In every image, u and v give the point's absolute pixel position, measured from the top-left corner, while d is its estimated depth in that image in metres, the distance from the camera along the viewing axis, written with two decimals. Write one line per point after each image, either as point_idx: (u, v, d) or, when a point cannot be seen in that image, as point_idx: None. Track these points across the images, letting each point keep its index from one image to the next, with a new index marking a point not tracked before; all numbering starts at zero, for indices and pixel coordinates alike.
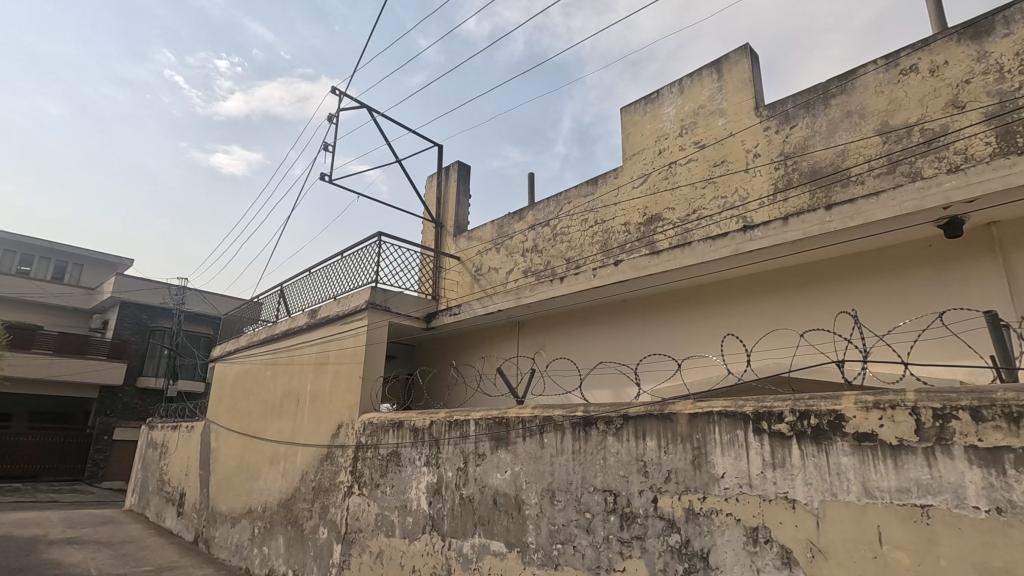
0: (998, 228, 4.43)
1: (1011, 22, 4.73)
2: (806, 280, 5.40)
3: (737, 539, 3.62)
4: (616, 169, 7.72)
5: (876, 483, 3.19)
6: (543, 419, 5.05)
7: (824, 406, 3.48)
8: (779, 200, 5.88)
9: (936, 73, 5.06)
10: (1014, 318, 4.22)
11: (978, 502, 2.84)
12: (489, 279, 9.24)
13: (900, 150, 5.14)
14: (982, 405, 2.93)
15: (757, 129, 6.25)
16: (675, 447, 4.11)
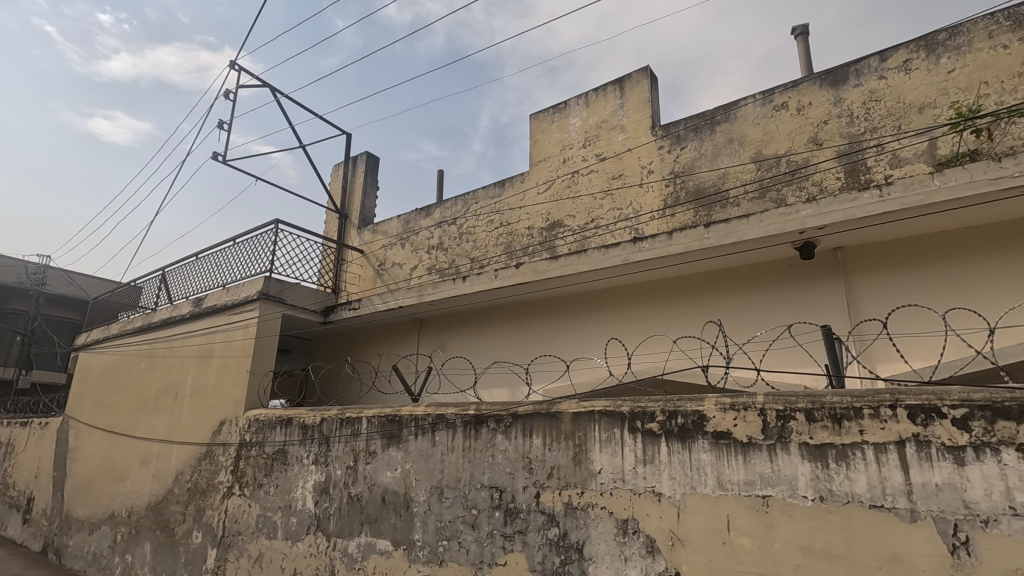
0: (842, 253, 5.07)
1: (861, 74, 5.44)
2: (685, 291, 5.85)
3: (609, 531, 3.89)
4: (523, 173, 7.92)
5: (729, 477, 3.55)
6: (435, 417, 5.09)
7: (690, 407, 3.81)
8: (667, 215, 6.34)
9: (802, 112, 5.70)
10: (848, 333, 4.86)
11: (807, 492, 3.27)
12: (392, 275, 9.12)
13: (769, 178, 5.73)
14: (814, 407, 3.37)
15: (652, 147, 6.69)
16: (558, 445, 4.31)
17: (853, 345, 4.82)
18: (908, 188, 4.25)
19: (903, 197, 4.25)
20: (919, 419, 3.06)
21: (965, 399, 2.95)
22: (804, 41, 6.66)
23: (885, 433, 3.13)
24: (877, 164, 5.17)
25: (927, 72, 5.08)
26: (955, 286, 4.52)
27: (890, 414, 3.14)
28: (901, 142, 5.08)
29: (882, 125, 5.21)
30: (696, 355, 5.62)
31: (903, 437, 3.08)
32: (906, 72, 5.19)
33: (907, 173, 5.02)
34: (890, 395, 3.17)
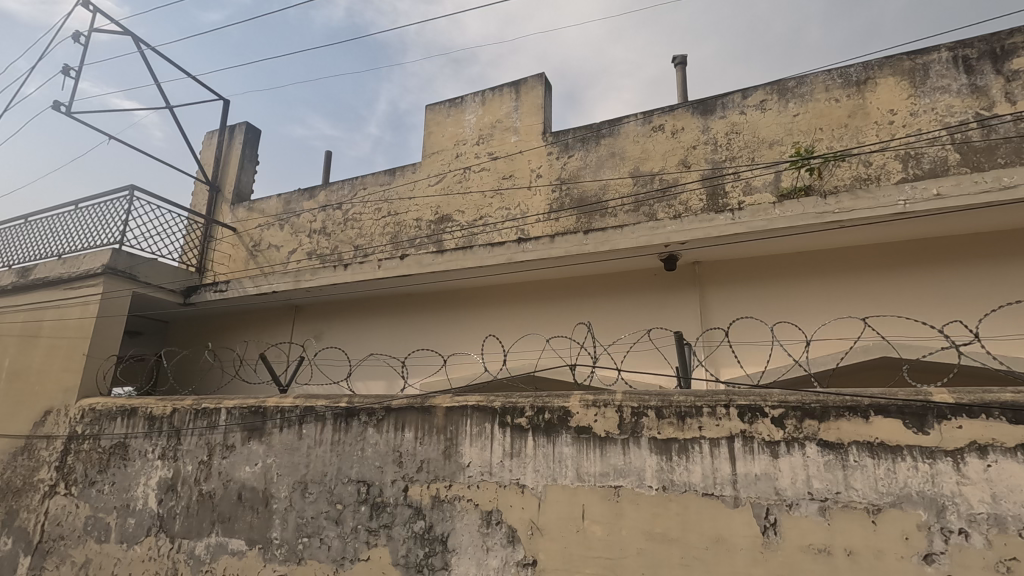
0: (700, 267, 5.60)
1: (726, 107, 6.05)
2: (563, 293, 6.14)
3: (473, 522, 3.98)
4: (415, 164, 7.81)
5: (587, 469, 3.79)
6: (303, 409, 4.86)
7: (556, 404, 4.02)
8: (551, 219, 6.61)
9: (676, 135, 6.23)
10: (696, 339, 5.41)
11: (652, 482, 3.60)
12: (267, 257, 8.55)
13: (643, 193, 6.19)
14: (664, 405, 3.71)
15: (542, 152, 6.93)
16: (430, 438, 4.33)
17: (702, 350, 5.37)
18: (755, 213, 4.83)
19: (751, 222, 4.82)
20: (746, 417, 3.49)
21: (782, 401, 3.42)
22: (682, 70, 7.28)
23: (719, 429, 3.54)
24: (733, 190, 5.79)
25: (777, 113, 5.78)
26: (786, 303, 5.20)
27: (724, 412, 3.55)
28: (753, 172, 5.74)
29: (740, 156, 5.85)
30: (565, 354, 5.92)
31: (733, 433, 3.50)
32: (761, 111, 5.86)
33: (756, 201, 5.69)
34: (726, 395, 3.58)
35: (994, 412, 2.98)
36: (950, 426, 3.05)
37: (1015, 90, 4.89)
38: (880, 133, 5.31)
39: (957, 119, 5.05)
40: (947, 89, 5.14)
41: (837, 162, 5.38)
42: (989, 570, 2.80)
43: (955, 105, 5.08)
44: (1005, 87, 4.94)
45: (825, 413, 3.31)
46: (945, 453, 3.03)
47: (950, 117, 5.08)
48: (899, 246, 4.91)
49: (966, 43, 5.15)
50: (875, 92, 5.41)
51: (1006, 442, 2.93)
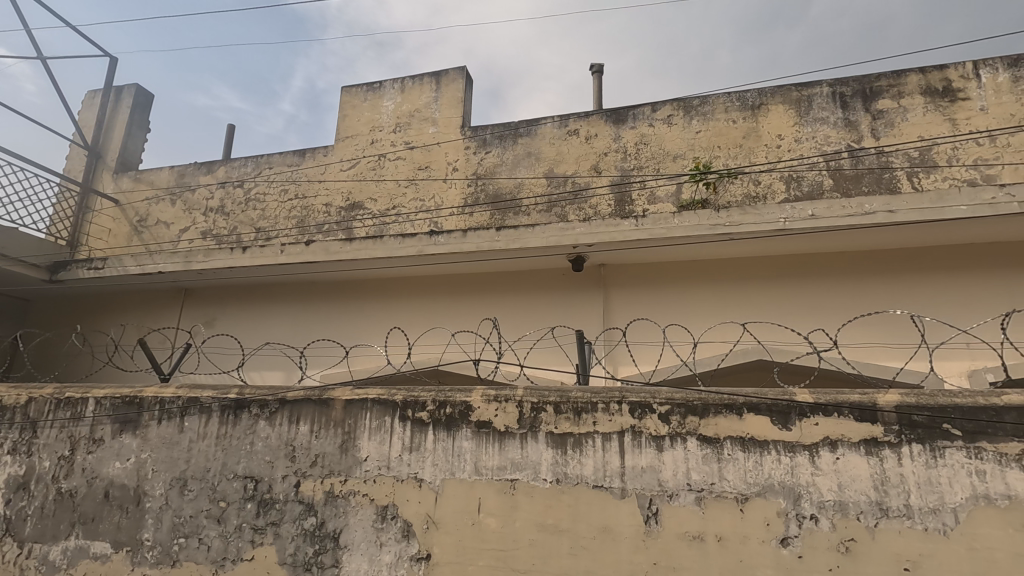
0: (605, 269, 5.83)
1: (636, 118, 6.34)
2: (473, 288, 6.15)
3: (367, 518, 3.90)
4: (327, 146, 7.48)
5: (485, 463, 3.84)
6: (186, 400, 4.51)
7: (458, 398, 4.03)
8: (465, 214, 6.61)
9: (589, 141, 6.44)
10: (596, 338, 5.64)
11: (547, 475, 3.71)
12: (154, 234, 7.85)
13: (556, 194, 6.36)
14: (562, 401, 3.84)
15: (460, 146, 6.90)
16: (326, 432, 4.18)
17: (600, 349, 5.61)
18: (656, 221, 5.13)
19: (652, 228, 5.11)
20: (637, 413, 3.69)
21: (669, 398, 3.65)
22: (599, 78, 7.53)
23: (611, 424, 3.72)
24: (639, 198, 6.09)
25: (682, 128, 6.15)
26: (680, 307, 5.55)
27: (617, 408, 3.73)
28: (658, 182, 6.06)
29: (647, 166, 6.16)
30: (469, 348, 5.95)
31: (624, 428, 3.69)
32: (668, 125, 6.20)
33: (658, 209, 6.02)
34: (619, 392, 3.77)
35: (844, 411, 3.37)
36: (808, 423, 3.41)
37: (879, 128, 5.54)
38: (769, 155, 5.80)
39: (832, 148, 5.63)
40: (826, 121, 5.72)
41: (731, 179, 5.83)
42: (832, 550, 3.17)
43: (832, 136, 5.66)
44: (871, 124, 5.57)
45: (706, 410, 3.58)
46: (803, 447, 3.37)
47: (827, 146, 5.65)
48: (779, 260, 5.40)
49: (843, 81, 5.76)
50: (767, 117, 5.90)
51: (853, 437, 3.32)
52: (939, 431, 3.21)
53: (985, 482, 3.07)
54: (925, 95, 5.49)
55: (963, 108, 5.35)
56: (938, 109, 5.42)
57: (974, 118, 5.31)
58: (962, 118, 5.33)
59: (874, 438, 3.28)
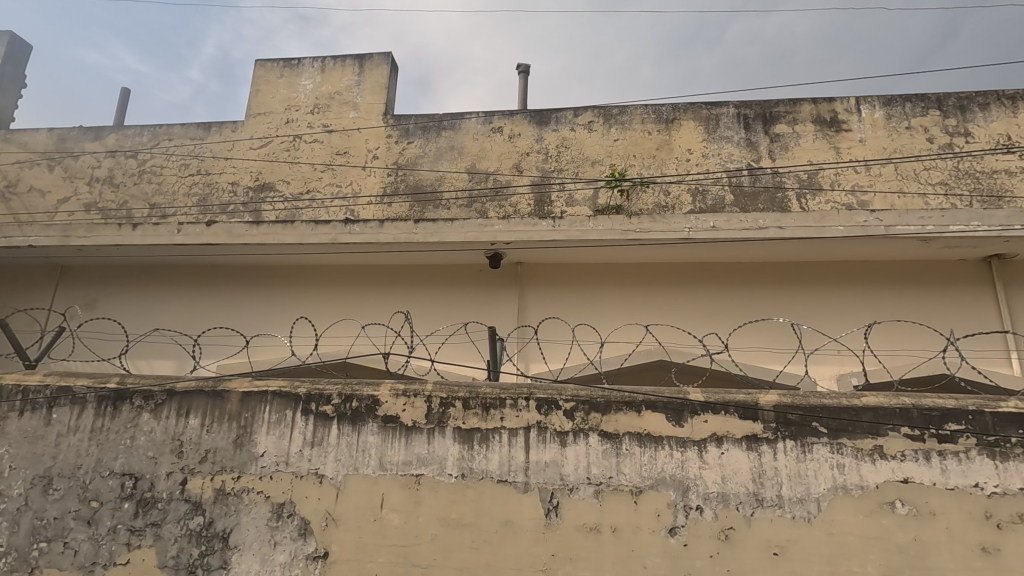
0: (522, 267, 5.91)
1: (559, 122, 6.48)
2: (387, 280, 6.03)
3: (261, 516, 3.71)
4: (236, 121, 7.01)
5: (390, 458, 3.78)
6: (56, 390, 4.08)
7: (365, 392, 3.94)
8: (384, 203, 6.47)
9: (512, 139, 6.50)
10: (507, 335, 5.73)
11: (452, 470, 3.71)
12: (26, 203, 6.99)
13: (477, 190, 6.37)
14: (471, 396, 3.86)
15: (381, 133, 6.73)
16: (219, 426, 3.93)
17: (512, 346, 5.70)
18: (572, 224, 5.28)
19: (568, 230, 5.26)
20: (543, 409, 3.78)
21: (574, 395, 3.78)
22: (524, 79, 7.62)
23: (518, 420, 3.79)
24: (557, 200, 6.24)
25: (601, 135, 6.36)
26: (589, 308, 5.74)
27: (524, 404, 3.81)
28: (577, 185, 6.24)
29: (566, 168, 6.31)
30: (379, 341, 5.83)
31: (530, 424, 3.77)
32: (588, 131, 6.39)
33: (575, 212, 6.20)
34: (527, 388, 3.85)
35: (730, 409, 3.64)
36: (699, 420, 3.65)
37: (775, 150, 6.03)
38: (679, 167, 6.14)
39: (735, 165, 6.06)
40: (730, 139, 6.14)
41: (644, 188, 6.12)
42: (713, 538, 3.43)
43: (735, 154, 6.09)
44: (769, 146, 6.06)
45: (608, 407, 3.74)
46: (693, 443, 3.61)
47: (730, 163, 6.07)
48: (683, 267, 5.73)
49: (747, 104, 6.21)
50: (679, 132, 6.24)
51: (736, 434, 3.60)
52: (808, 429, 3.55)
53: (844, 474, 3.44)
54: (815, 124, 6.04)
55: (845, 138, 5.95)
56: (826, 137, 5.99)
57: (853, 148, 5.91)
58: (844, 148, 5.93)
59: (754, 434, 3.58)
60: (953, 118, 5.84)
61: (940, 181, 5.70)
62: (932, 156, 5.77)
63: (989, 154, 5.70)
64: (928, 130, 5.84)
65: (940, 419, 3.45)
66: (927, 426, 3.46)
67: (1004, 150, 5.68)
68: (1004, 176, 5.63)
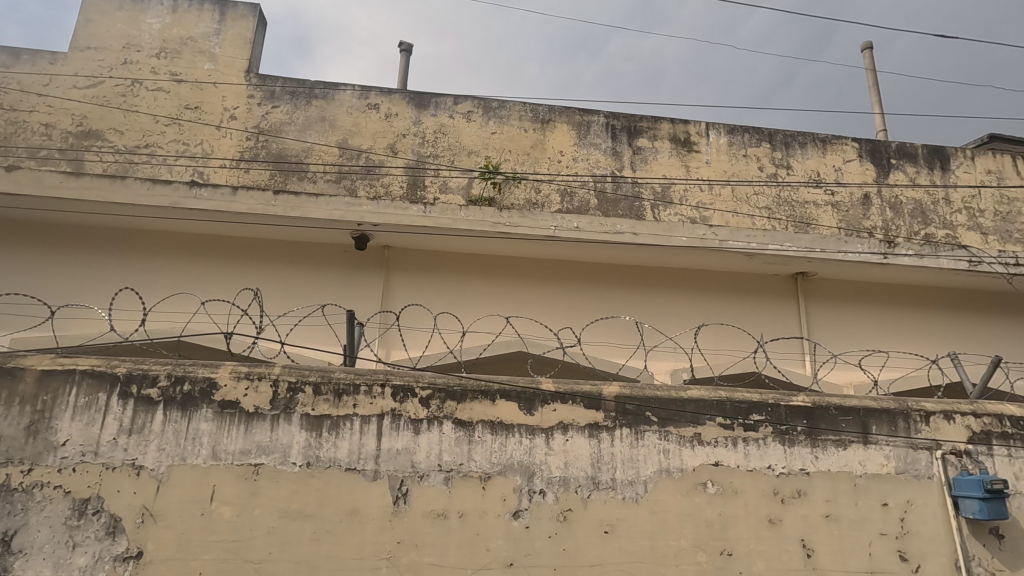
0: (389, 252, 5.77)
1: (438, 107, 6.39)
2: (238, 254, 5.53)
3: (57, 515, 3.22)
4: (55, 52, 5.91)
5: (225, 446, 3.47)
6: None
7: (201, 374, 3.58)
8: (240, 169, 5.91)
9: (388, 119, 6.28)
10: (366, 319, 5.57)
11: (296, 459, 3.52)
12: None
13: (347, 166, 6.07)
14: (323, 381, 3.68)
15: (241, 92, 6.12)
16: (7, 411, 3.34)
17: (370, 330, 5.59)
18: (443, 212, 5.30)
19: (438, 218, 5.27)
20: (398, 396, 3.73)
21: (431, 382, 3.78)
22: (406, 58, 7.39)
23: (372, 407, 3.69)
24: (431, 185, 6.16)
25: (479, 127, 6.39)
26: (454, 297, 5.77)
27: (379, 391, 3.73)
28: (451, 173, 6.21)
29: (442, 155, 6.26)
30: (220, 320, 5.34)
31: (384, 411, 3.69)
32: (467, 120, 6.39)
33: (448, 200, 6.18)
34: (384, 375, 3.77)
35: (577, 399, 3.88)
36: (548, 409, 3.85)
37: (636, 162, 6.52)
38: (550, 167, 6.38)
39: (601, 171, 6.45)
40: (598, 147, 6.52)
41: (516, 183, 6.26)
42: (553, 519, 3.64)
43: (601, 161, 6.48)
44: (631, 157, 6.53)
45: (463, 395, 3.79)
46: (541, 430, 3.80)
47: (596, 169, 6.45)
48: (548, 263, 5.97)
49: (615, 116, 6.63)
50: (553, 133, 6.49)
51: (581, 422, 3.85)
52: (643, 418, 3.91)
53: (668, 458, 3.85)
54: (671, 142, 6.64)
55: (695, 158, 6.62)
56: (679, 156, 6.60)
57: (701, 168, 6.60)
58: (693, 167, 6.59)
59: (596, 422, 3.86)
60: (779, 152, 6.75)
61: (765, 205, 6.58)
62: (761, 183, 6.63)
63: (803, 186, 6.68)
64: (760, 160, 6.71)
65: (747, 410, 4.00)
66: (736, 416, 3.98)
67: (814, 184, 6.70)
68: (813, 207, 6.64)
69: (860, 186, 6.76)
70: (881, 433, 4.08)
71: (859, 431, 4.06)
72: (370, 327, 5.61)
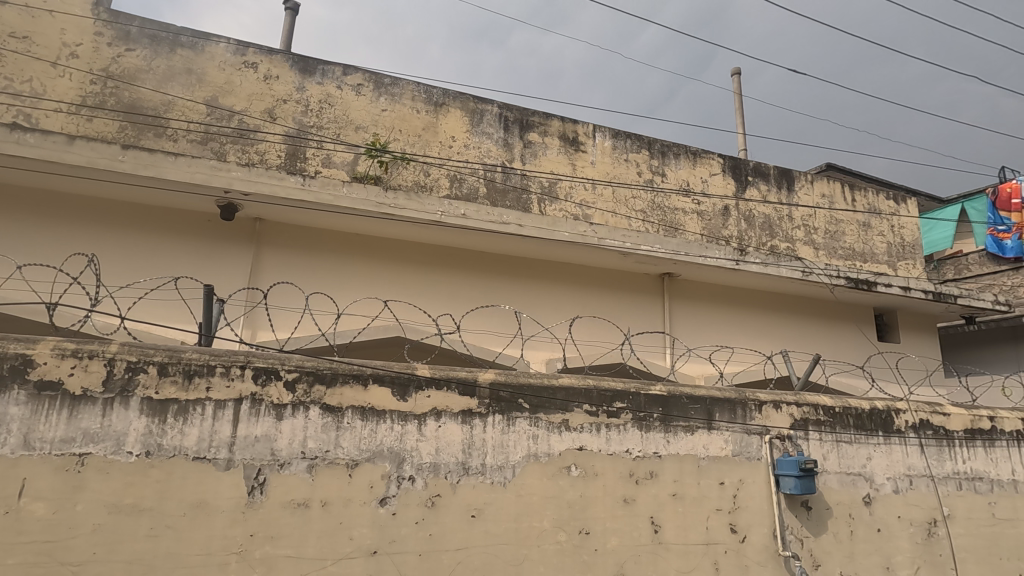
0: (260, 224, 5.35)
1: (325, 75, 6.00)
2: (73, 215, 4.85)
3: None
4: None
5: (40, 434, 3.04)
6: None
7: (13, 350, 3.09)
8: (81, 116, 5.14)
9: (267, 81, 5.79)
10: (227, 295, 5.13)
11: (133, 448, 3.16)
12: None
13: (216, 127, 5.50)
14: (170, 361, 3.32)
15: (85, 27, 5.30)
16: None
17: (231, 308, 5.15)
18: (324, 186, 5.02)
19: (318, 192, 4.98)
20: (260, 379, 3.47)
21: (299, 365, 3.56)
22: (292, 17, 6.86)
23: (228, 391, 3.40)
24: (313, 158, 5.80)
25: (369, 101, 6.11)
26: (331, 277, 5.50)
27: (239, 373, 3.44)
28: (335, 147, 5.89)
29: (326, 127, 5.91)
30: (43, 290, 4.66)
31: (243, 395, 3.42)
32: (356, 93, 6.07)
33: (331, 175, 5.86)
34: (245, 356, 3.49)
35: (451, 385, 3.88)
36: (423, 395, 3.80)
37: (526, 155, 6.64)
38: (441, 151, 6.29)
39: (491, 161, 6.48)
40: (490, 136, 6.53)
41: (404, 163, 6.08)
42: (421, 505, 3.62)
43: (492, 151, 6.51)
44: (521, 150, 6.64)
45: (334, 380, 3.62)
46: (414, 417, 3.75)
47: (487, 158, 6.47)
48: (432, 249, 5.91)
49: (509, 107, 6.68)
50: (446, 117, 6.40)
51: (454, 408, 3.86)
52: (515, 405, 4.00)
53: (537, 443, 3.99)
54: (560, 139, 6.84)
55: (581, 158, 6.89)
56: (567, 154, 6.83)
57: (585, 168, 6.89)
58: (579, 166, 6.86)
59: (469, 409, 3.89)
60: (656, 160, 7.25)
61: (641, 208, 7.03)
62: (638, 188, 7.07)
63: (674, 194, 7.24)
64: (639, 166, 7.15)
65: (611, 398, 4.25)
66: (601, 403, 4.22)
67: (684, 193, 7.28)
68: (681, 213, 7.22)
69: (722, 198, 7.48)
70: (723, 420, 4.56)
71: (704, 418, 4.50)
72: (232, 305, 5.17)
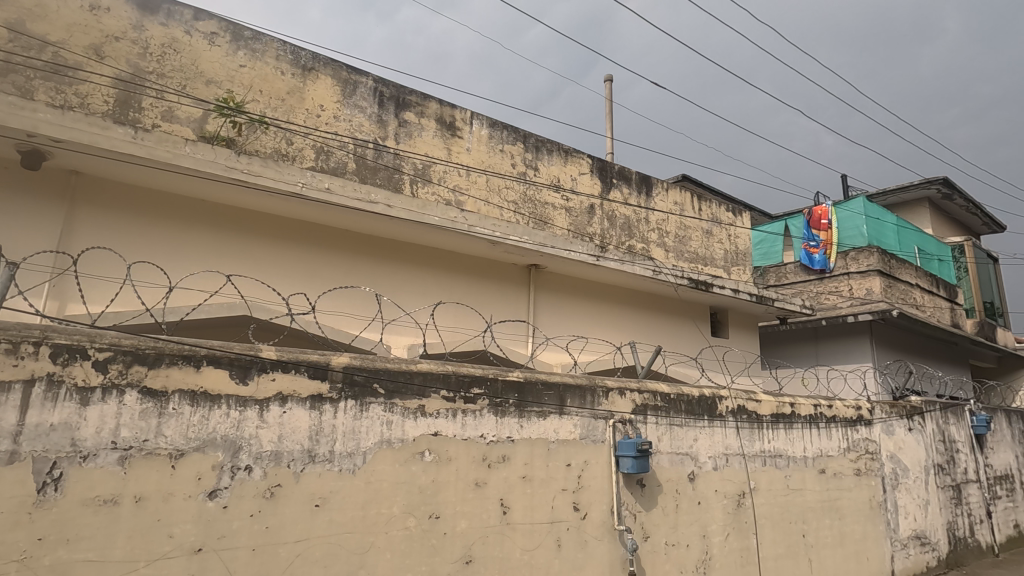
0: (78, 178, 4.62)
1: (170, 17, 5.28)
2: None
3: None
4: None
5: None
6: None
7: None
8: None
9: (94, 11, 4.95)
10: (21, 258, 4.33)
11: None
12: None
13: (20, 57, 4.59)
14: None
15: None
16: None
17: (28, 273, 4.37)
18: (160, 141, 4.43)
19: (153, 147, 4.38)
20: (60, 358, 2.99)
21: (114, 343, 3.12)
22: None
23: (15, 371, 2.88)
24: (150, 109, 5.09)
25: (224, 54, 5.48)
26: (164, 244, 4.91)
27: (31, 351, 2.93)
28: (179, 100, 5.23)
29: (169, 76, 5.21)
30: None
31: (35, 377, 2.92)
32: (208, 42, 5.42)
33: (172, 131, 5.19)
34: (41, 331, 2.98)
35: (300, 369, 3.64)
36: (266, 378, 3.52)
37: (400, 135, 6.43)
38: (306, 120, 5.86)
39: (362, 137, 6.18)
40: (362, 110, 6.22)
41: (262, 127, 5.56)
42: (257, 497, 3.36)
43: (364, 126, 6.21)
44: (396, 129, 6.41)
45: (158, 360, 3.23)
46: (255, 402, 3.46)
47: (358, 132, 6.16)
48: (290, 223, 5.51)
49: (385, 82, 6.40)
50: (314, 84, 5.96)
51: (302, 393, 3.63)
52: (369, 390, 3.87)
53: (390, 429, 3.90)
54: (437, 122, 6.71)
55: (457, 144, 6.83)
56: (442, 138, 6.73)
57: (460, 154, 6.84)
58: (454, 151, 6.80)
59: (319, 394, 3.69)
60: (530, 154, 7.42)
61: (513, 199, 7.17)
62: (511, 179, 7.19)
63: (545, 188, 7.47)
64: (513, 158, 7.27)
65: (469, 384, 4.29)
66: (459, 389, 4.24)
67: (554, 188, 7.56)
68: (550, 208, 7.48)
69: (589, 197, 7.87)
70: (573, 405, 4.82)
71: (557, 404, 4.72)
72: (31, 270, 4.39)
